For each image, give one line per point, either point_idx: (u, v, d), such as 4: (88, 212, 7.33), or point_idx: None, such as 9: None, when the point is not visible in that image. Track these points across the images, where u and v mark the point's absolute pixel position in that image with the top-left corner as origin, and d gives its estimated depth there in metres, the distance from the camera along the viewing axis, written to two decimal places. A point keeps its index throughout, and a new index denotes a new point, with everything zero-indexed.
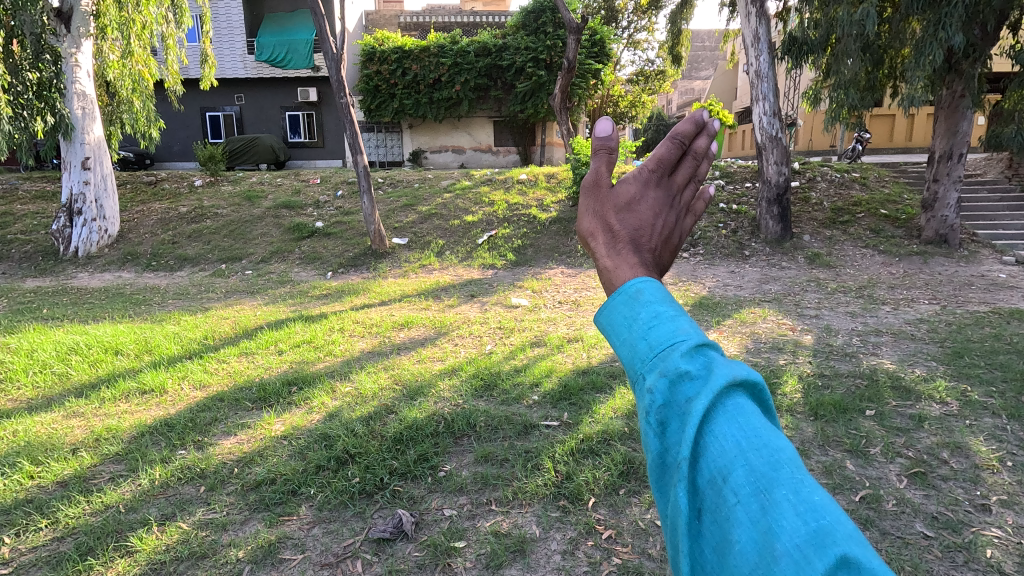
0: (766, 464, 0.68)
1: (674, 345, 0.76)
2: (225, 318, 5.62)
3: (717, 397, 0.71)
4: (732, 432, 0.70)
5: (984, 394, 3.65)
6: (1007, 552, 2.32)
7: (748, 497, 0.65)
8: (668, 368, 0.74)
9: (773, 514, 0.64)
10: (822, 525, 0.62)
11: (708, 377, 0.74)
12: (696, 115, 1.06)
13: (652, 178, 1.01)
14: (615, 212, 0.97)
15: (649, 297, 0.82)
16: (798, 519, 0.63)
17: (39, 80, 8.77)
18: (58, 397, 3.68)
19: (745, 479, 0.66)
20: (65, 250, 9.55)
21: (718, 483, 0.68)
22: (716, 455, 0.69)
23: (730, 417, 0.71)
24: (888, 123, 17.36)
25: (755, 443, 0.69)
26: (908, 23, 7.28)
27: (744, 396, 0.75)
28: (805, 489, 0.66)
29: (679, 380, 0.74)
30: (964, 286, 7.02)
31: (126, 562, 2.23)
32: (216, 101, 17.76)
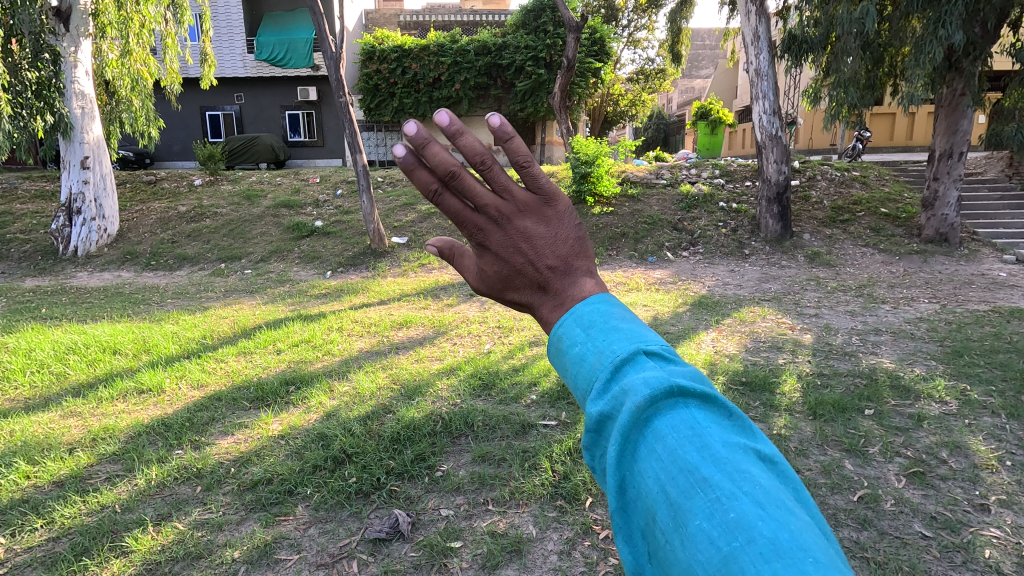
0: (683, 491, 0.66)
1: (585, 401, 0.80)
2: (223, 318, 5.59)
3: (626, 440, 0.72)
4: (652, 465, 0.69)
5: (983, 393, 3.64)
6: (1005, 552, 2.31)
7: (670, 534, 0.65)
8: (587, 426, 0.78)
9: (690, 546, 0.63)
10: (737, 551, 0.60)
11: (617, 414, 0.75)
12: (400, 161, 0.89)
13: (479, 237, 0.95)
14: (504, 293, 0.99)
15: (567, 348, 0.86)
16: (711, 547, 0.61)
17: (38, 79, 8.71)
18: (55, 397, 3.66)
19: (667, 517, 0.66)
20: (65, 250, 9.53)
21: (651, 523, 0.68)
22: (644, 492, 0.69)
23: (648, 448, 0.71)
24: (889, 121, 17.34)
25: (671, 471, 0.67)
26: (907, 22, 7.26)
27: (669, 413, 0.72)
28: (722, 509, 0.63)
29: (602, 425, 0.77)
30: (964, 285, 7.00)
31: (121, 562, 2.22)
32: (216, 100, 17.76)
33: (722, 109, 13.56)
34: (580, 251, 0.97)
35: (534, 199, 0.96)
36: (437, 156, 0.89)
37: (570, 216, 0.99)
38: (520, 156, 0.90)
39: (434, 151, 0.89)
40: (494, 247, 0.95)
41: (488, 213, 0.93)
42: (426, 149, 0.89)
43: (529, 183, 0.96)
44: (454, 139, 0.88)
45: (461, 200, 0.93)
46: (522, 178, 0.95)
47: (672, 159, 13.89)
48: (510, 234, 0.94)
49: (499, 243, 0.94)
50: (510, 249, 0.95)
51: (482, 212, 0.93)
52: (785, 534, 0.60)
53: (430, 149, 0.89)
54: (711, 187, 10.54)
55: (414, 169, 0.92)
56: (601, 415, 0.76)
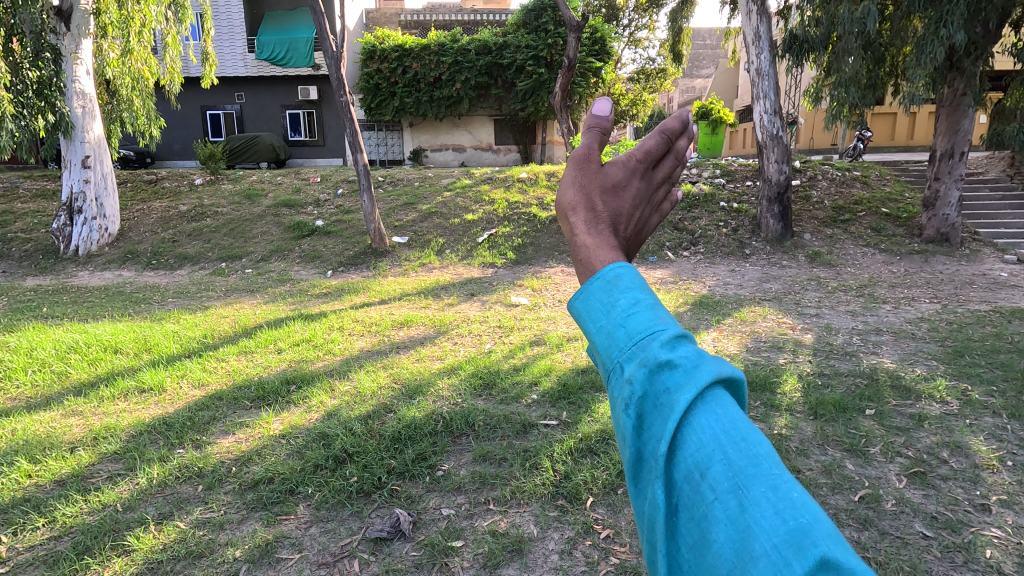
0: (745, 460, 0.65)
1: (643, 340, 0.72)
2: (224, 318, 5.58)
3: (697, 393, 0.67)
4: (712, 424, 0.66)
5: (984, 393, 3.63)
6: (1006, 552, 2.31)
7: (726, 494, 0.62)
8: (648, 359, 0.69)
9: (752, 512, 0.61)
10: (805, 524, 0.59)
11: (691, 370, 0.69)
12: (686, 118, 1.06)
13: (639, 167, 0.99)
14: (595, 193, 0.94)
15: (622, 280, 0.79)
16: (777, 518, 0.60)
17: (39, 78, 8.71)
18: (56, 396, 3.66)
19: (724, 475, 0.63)
20: (66, 249, 9.54)
21: (694, 479, 0.64)
22: (694, 449, 0.65)
23: (709, 408, 0.67)
24: (889, 121, 17.33)
25: (733, 436, 0.66)
26: (908, 22, 7.26)
27: (727, 392, 0.71)
28: (783, 485, 0.64)
29: (662, 369, 0.69)
30: (965, 285, 6.99)
31: (124, 561, 2.22)
32: (217, 100, 17.76)
33: (723, 109, 13.53)
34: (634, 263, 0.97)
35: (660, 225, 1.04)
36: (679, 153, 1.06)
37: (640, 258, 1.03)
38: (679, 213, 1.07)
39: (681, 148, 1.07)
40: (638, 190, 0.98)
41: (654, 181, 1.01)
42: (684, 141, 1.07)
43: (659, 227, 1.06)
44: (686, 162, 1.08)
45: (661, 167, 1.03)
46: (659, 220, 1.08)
47: None
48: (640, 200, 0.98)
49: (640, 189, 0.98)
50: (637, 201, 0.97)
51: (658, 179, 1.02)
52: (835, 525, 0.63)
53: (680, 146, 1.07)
54: (711, 187, 10.53)
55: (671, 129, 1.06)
56: (671, 361, 0.69)
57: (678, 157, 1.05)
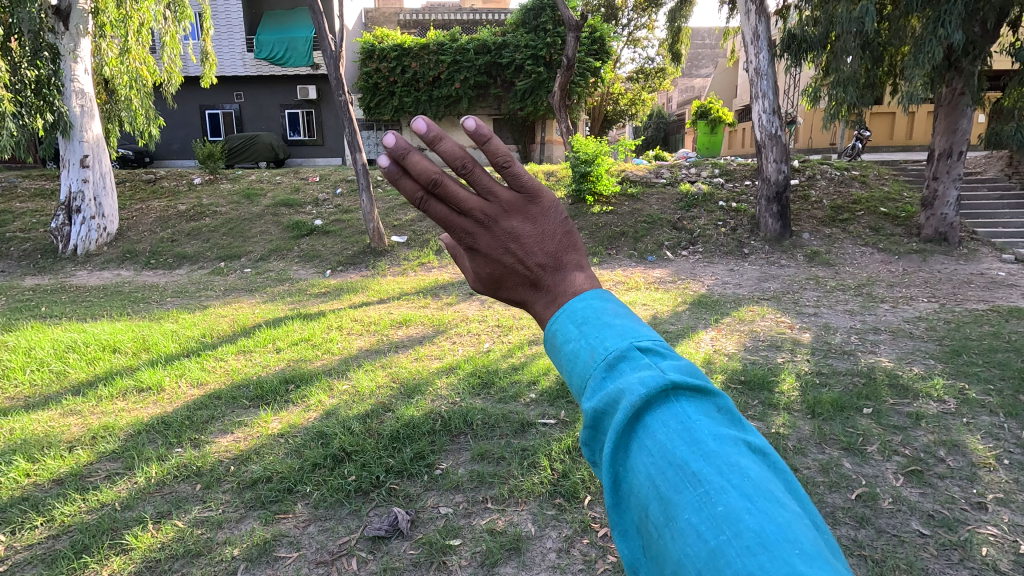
0: (672, 485, 0.64)
1: (580, 396, 0.78)
2: (222, 317, 5.57)
3: (620, 435, 0.70)
4: (642, 460, 0.68)
5: (982, 392, 3.64)
6: (1003, 550, 2.32)
7: (660, 526, 0.64)
8: (584, 421, 0.76)
9: (680, 541, 0.61)
10: (723, 543, 0.58)
11: (612, 413, 0.72)
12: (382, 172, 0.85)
13: (466, 241, 0.90)
14: (498, 293, 0.95)
15: (560, 345, 0.83)
16: (699, 540, 0.59)
17: (37, 78, 8.70)
18: (55, 395, 3.67)
19: (658, 509, 0.64)
20: (65, 249, 9.53)
21: (641, 517, 0.67)
22: (635, 488, 0.68)
23: (640, 444, 0.69)
24: (888, 120, 17.36)
25: (662, 465, 0.66)
26: (908, 21, 7.26)
27: (661, 410, 0.70)
28: (710, 500, 0.61)
29: (598, 421, 0.75)
30: (964, 284, 6.99)
31: (121, 560, 2.22)
32: (216, 99, 17.75)
33: (722, 109, 13.55)
34: (570, 245, 0.92)
35: (519, 198, 0.89)
36: (419, 165, 0.85)
37: (555, 210, 0.93)
38: (499, 157, 0.83)
39: (415, 160, 0.85)
40: (483, 249, 0.90)
41: (474, 217, 0.88)
42: (406, 162, 0.85)
43: (511, 182, 0.88)
44: (435, 141, 0.84)
45: (447, 206, 0.88)
46: (505, 177, 0.87)
47: (671, 158, 13.86)
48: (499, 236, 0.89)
49: (488, 245, 0.89)
50: (500, 250, 0.89)
51: (469, 216, 0.88)
52: (771, 526, 0.59)
53: (410, 160, 0.85)
54: (710, 186, 10.54)
55: (397, 176, 0.86)
56: (594, 412, 0.73)
57: (429, 173, 0.85)
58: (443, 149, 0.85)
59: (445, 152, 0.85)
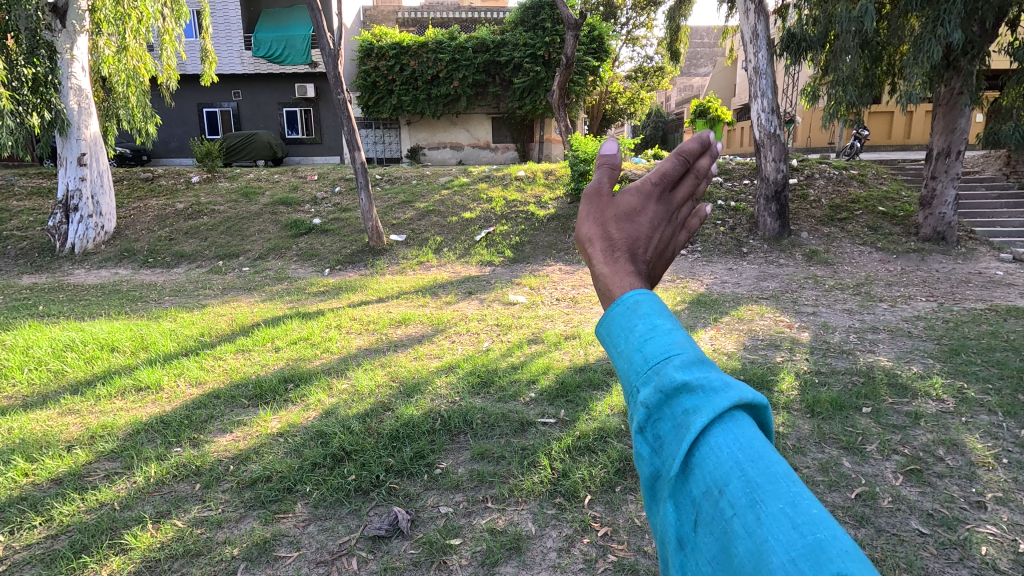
0: (764, 477, 0.61)
1: (658, 365, 0.71)
2: (221, 315, 5.62)
3: (710, 416, 0.65)
4: (729, 443, 0.63)
5: (980, 390, 3.66)
6: (1001, 549, 2.32)
7: (745, 508, 0.59)
8: (666, 384, 0.68)
9: (768, 526, 0.57)
10: (821, 540, 0.56)
11: (708, 392, 0.68)
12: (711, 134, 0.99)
13: (655, 192, 0.94)
14: (613, 221, 0.90)
15: (647, 312, 0.77)
16: (794, 532, 0.57)
17: (35, 75, 8.71)
18: (53, 393, 3.67)
19: (742, 490, 0.60)
20: (62, 247, 9.50)
21: (713, 494, 0.62)
22: (712, 466, 0.62)
23: (726, 428, 0.65)
24: (886, 119, 17.41)
25: (751, 453, 0.62)
26: (906, 20, 7.26)
27: (747, 415, 0.68)
28: (802, 501, 0.61)
29: (678, 393, 0.68)
30: (962, 283, 7.02)
31: (120, 560, 2.21)
32: (214, 97, 17.67)
33: (720, 107, 13.60)
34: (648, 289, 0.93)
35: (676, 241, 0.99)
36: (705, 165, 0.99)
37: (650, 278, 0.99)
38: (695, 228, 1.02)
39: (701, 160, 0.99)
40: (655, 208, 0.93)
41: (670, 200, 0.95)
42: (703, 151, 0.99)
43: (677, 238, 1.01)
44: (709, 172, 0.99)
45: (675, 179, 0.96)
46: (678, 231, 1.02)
47: None
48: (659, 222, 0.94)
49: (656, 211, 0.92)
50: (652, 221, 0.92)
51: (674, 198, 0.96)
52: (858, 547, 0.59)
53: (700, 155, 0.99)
54: (709, 185, 10.55)
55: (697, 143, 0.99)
56: (686, 383, 0.68)
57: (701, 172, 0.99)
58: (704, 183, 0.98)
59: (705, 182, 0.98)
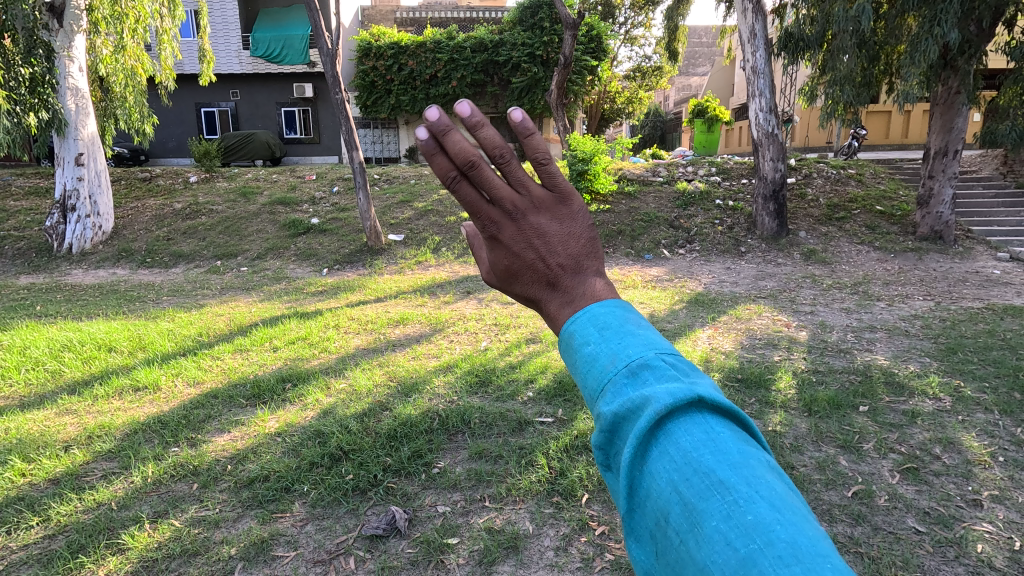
0: (699, 493, 0.62)
1: (597, 399, 0.74)
2: (219, 315, 5.61)
3: (640, 441, 0.67)
4: (665, 466, 0.65)
5: (977, 389, 3.67)
6: (998, 547, 2.33)
7: (684, 534, 0.61)
8: (599, 422, 0.71)
9: (705, 547, 0.59)
10: (753, 553, 0.56)
11: (635, 416, 0.69)
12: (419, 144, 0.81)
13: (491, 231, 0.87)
14: (512, 286, 0.91)
15: (577, 347, 0.79)
16: (729, 550, 0.57)
17: (32, 76, 8.84)
18: (50, 393, 3.66)
19: (681, 516, 0.62)
20: (59, 248, 9.48)
21: (662, 523, 0.64)
22: (656, 494, 0.65)
23: (662, 448, 0.66)
24: (884, 119, 17.44)
25: (686, 472, 0.63)
26: (903, 20, 7.28)
27: (687, 420, 0.67)
28: (740, 509, 0.60)
29: (617, 427, 0.71)
30: (959, 282, 7.03)
31: (118, 559, 2.21)
32: (212, 97, 17.64)
33: (718, 107, 13.61)
34: (592, 251, 0.89)
35: (550, 197, 0.88)
36: (458, 144, 0.82)
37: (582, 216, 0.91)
38: (541, 154, 0.84)
39: (456, 139, 0.82)
40: (506, 240, 0.87)
41: (503, 207, 0.85)
42: (447, 136, 0.82)
43: (546, 181, 0.88)
44: (475, 125, 0.79)
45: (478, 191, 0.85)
46: (541, 175, 0.88)
47: (668, 157, 13.82)
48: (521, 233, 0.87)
49: (511, 237, 0.87)
50: (522, 245, 0.87)
51: (497, 205, 0.85)
52: (803, 537, 0.58)
53: (451, 137, 0.82)
54: (707, 185, 10.57)
55: (433, 153, 0.84)
56: (614, 414, 0.70)
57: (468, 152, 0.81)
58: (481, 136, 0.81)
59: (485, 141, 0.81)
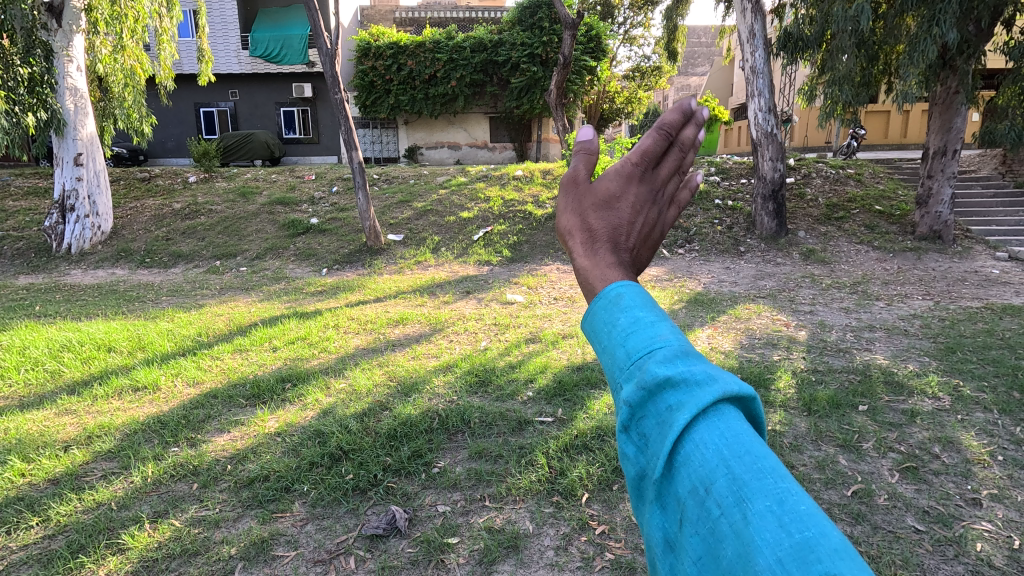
0: (751, 473, 0.61)
1: (643, 359, 0.70)
2: (219, 315, 5.60)
3: (694, 412, 0.64)
4: (714, 439, 0.63)
5: (976, 388, 3.67)
6: (996, 545, 2.34)
7: (731, 507, 0.59)
8: (647, 381, 0.68)
9: (754, 526, 0.57)
10: (809, 538, 0.55)
11: (691, 386, 0.67)
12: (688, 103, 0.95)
13: (635, 172, 0.93)
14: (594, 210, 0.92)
15: (625, 304, 0.77)
16: (781, 531, 0.56)
17: (31, 75, 8.70)
18: (49, 394, 3.66)
19: (727, 489, 0.60)
20: (58, 248, 9.48)
21: (700, 494, 0.62)
22: (698, 464, 0.62)
23: (711, 422, 0.64)
24: (883, 119, 17.44)
25: (737, 450, 0.62)
26: (902, 20, 7.20)
27: (732, 408, 0.67)
28: (790, 498, 0.59)
29: (662, 389, 0.68)
30: (958, 282, 7.05)
31: (118, 559, 2.21)
32: (211, 97, 17.63)
33: (717, 107, 13.61)
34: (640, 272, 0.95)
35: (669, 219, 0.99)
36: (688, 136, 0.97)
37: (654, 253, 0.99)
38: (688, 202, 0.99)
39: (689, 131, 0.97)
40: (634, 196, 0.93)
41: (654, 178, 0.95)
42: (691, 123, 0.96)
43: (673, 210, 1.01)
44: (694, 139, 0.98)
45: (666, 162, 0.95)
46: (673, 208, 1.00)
47: None
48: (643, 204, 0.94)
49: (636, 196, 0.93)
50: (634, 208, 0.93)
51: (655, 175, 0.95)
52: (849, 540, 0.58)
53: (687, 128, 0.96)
54: (706, 185, 10.58)
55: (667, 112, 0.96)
56: (667, 378, 0.67)
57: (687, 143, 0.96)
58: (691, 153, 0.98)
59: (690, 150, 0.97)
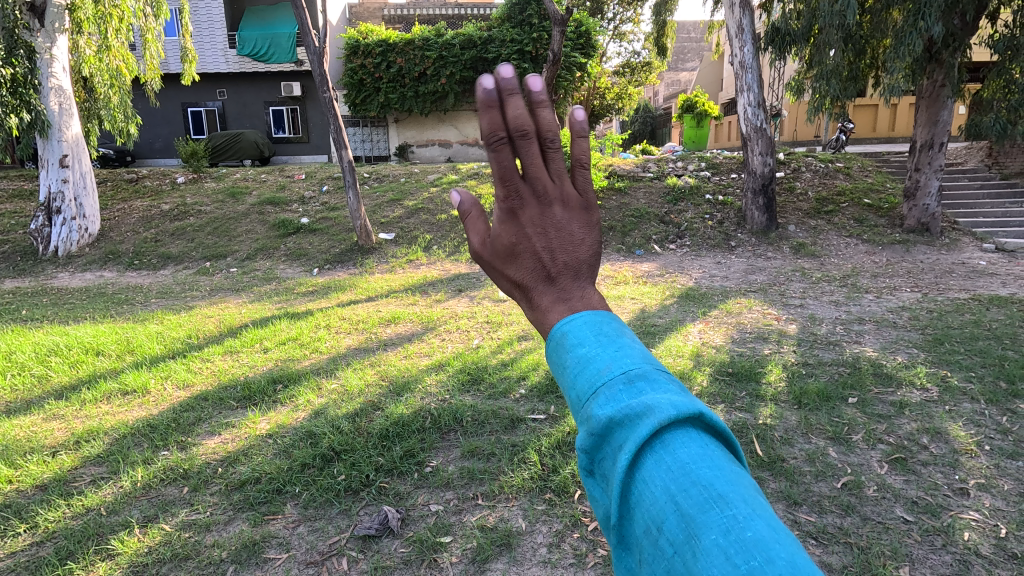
0: (698, 505, 0.62)
1: (589, 402, 0.73)
2: (208, 317, 5.52)
3: (638, 449, 0.67)
4: (661, 475, 0.65)
5: (964, 378, 3.72)
6: (984, 534, 2.36)
7: (681, 544, 0.61)
8: (592, 427, 0.71)
9: (701, 563, 0.58)
10: (753, 568, 0.56)
11: (632, 422, 0.69)
12: (488, 92, 0.81)
13: (510, 206, 0.86)
14: (505, 267, 0.89)
15: (571, 347, 0.78)
16: (726, 565, 0.57)
17: (13, 76, 8.35)
18: (36, 399, 3.61)
19: (677, 526, 0.62)
20: (45, 250, 9.38)
21: (653, 532, 0.64)
22: (650, 501, 0.65)
23: (658, 458, 0.66)
24: (871, 112, 17.56)
25: (684, 483, 0.64)
26: (888, 15, 7.27)
27: (682, 432, 0.68)
28: (736, 525, 0.60)
29: (611, 429, 0.71)
30: (946, 273, 7.12)
31: (107, 565, 2.19)
32: (198, 96, 17.45)
33: (707, 101, 13.62)
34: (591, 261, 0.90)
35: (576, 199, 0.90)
36: (518, 112, 0.81)
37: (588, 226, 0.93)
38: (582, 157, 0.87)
39: (517, 106, 0.81)
40: (525, 221, 0.86)
41: (534, 187, 0.86)
42: (511, 101, 0.81)
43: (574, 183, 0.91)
44: (541, 102, 0.82)
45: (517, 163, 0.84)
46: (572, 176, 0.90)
47: (658, 152, 13.85)
48: (542, 217, 0.86)
49: (531, 219, 0.86)
50: (535, 230, 0.87)
51: (529, 182, 0.85)
52: (798, 558, 0.58)
53: (512, 104, 0.82)
54: (696, 180, 10.62)
55: (491, 106, 0.82)
56: (610, 419, 0.70)
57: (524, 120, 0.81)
58: (541, 115, 0.83)
59: (543, 121, 0.83)
